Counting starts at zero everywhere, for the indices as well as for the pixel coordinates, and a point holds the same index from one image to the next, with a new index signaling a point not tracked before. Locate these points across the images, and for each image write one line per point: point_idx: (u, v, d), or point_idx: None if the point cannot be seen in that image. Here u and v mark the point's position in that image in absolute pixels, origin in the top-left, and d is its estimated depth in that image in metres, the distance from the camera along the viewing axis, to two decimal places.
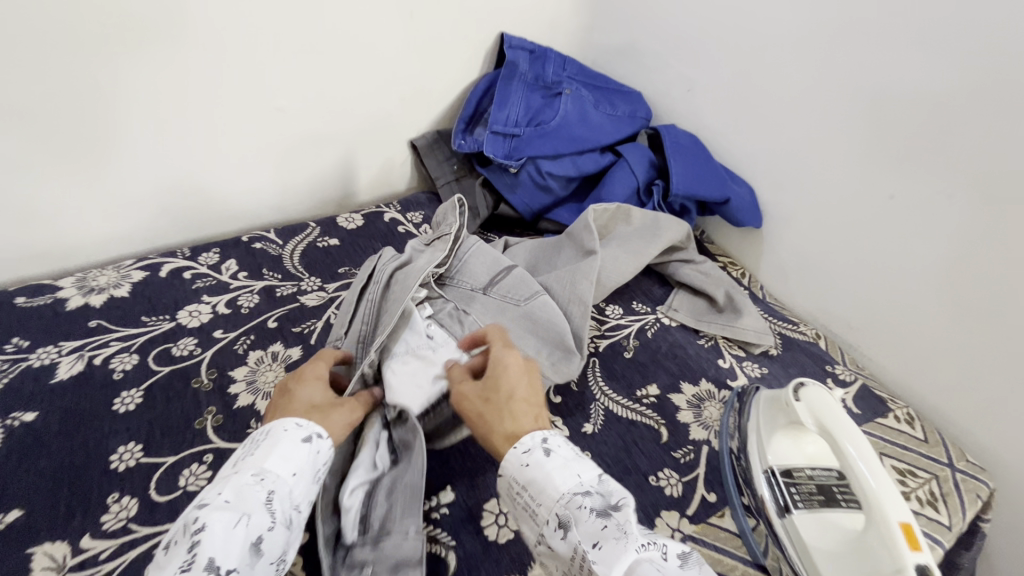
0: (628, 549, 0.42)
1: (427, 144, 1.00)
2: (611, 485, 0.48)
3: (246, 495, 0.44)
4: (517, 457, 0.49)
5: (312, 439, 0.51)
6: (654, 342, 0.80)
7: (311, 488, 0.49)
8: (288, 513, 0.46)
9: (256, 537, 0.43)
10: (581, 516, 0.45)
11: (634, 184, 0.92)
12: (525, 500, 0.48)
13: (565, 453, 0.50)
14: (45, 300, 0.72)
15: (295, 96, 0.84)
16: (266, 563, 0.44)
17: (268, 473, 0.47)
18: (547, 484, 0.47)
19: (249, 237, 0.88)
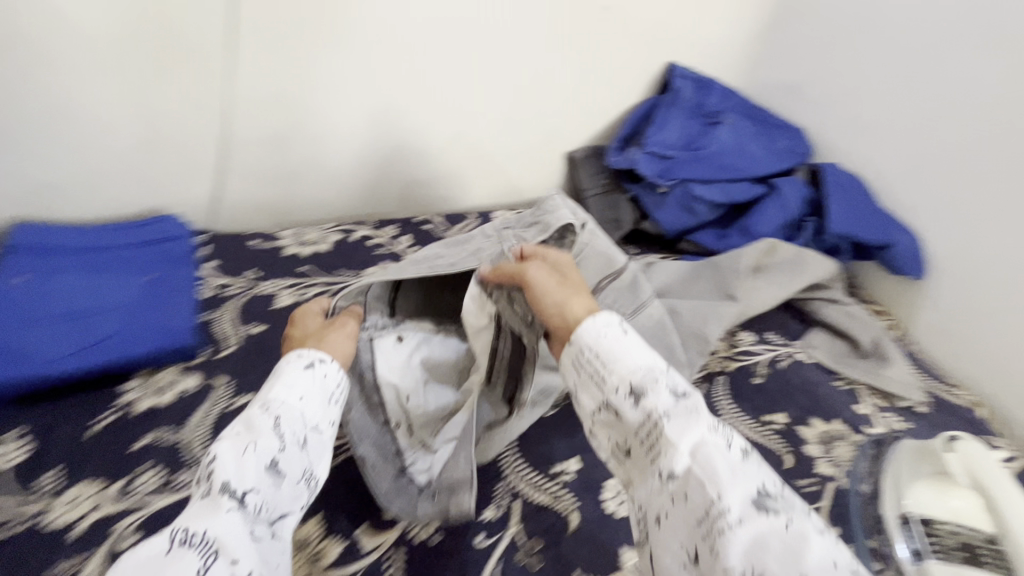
0: (699, 425, 0.44)
1: (583, 157, 1.08)
2: (678, 378, 0.48)
3: (253, 423, 0.48)
4: (594, 329, 0.51)
5: (314, 364, 0.55)
6: (787, 374, 0.80)
7: (326, 410, 0.53)
8: (301, 434, 0.50)
9: (269, 459, 0.47)
10: (656, 388, 0.47)
11: (785, 218, 0.93)
12: (595, 368, 0.50)
13: (637, 339, 0.51)
14: (273, 245, 0.92)
15: (483, 103, 0.98)
16: (289, 482, 0.47)
17: (272, 403, 0.50)
18: (624, 355, 0.49)
19: (420, 220, 1.03)
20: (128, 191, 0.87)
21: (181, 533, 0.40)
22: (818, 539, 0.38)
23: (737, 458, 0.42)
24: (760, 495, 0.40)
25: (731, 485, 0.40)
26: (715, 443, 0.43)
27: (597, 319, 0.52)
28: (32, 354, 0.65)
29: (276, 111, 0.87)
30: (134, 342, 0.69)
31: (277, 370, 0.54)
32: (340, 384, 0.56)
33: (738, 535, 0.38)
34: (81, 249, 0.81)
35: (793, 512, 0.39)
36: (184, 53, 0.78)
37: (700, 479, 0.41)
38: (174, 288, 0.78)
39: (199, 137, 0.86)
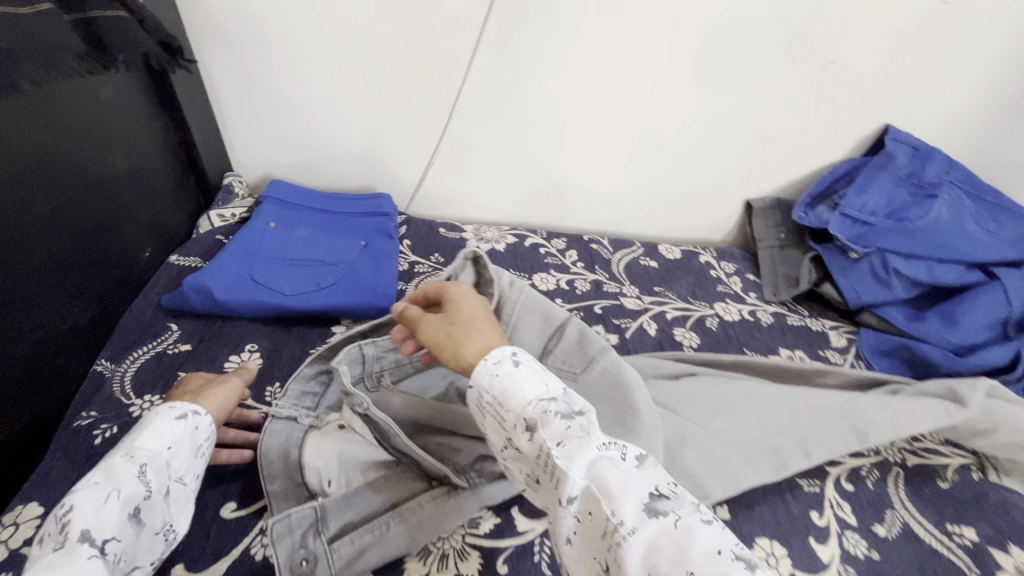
0: (589, 448, 0.46)
1: (763, 207, 1.06)
2: (575, 399, 0.51)
3: (113, 471, 0.49)
4: (488, 371, 0.52)
5: (186, 417, 0.56)
6: (981, 486, 0.70)
7: (191, 461, 0.54)
8: (165, 484, 0.51)
9: (132, 508, 0.48)
10: (545, 419, 0.48)
11: (1003, 314, 0.83)
12: (494, 409, 0.52)
13: (527, 367, 0.53)
14: (457, 236, 1.02)
15: (677, 138, 1.00)
16: (149, 531, 0.49)
17: (139, 453, 0.51)
18: (515, 391, 0.51)
19: (588, 238, 1.07)
20: (357, 165, 1.03)
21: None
22: (705, 530, 0.40)
23: (630, 467, 0.45)
24: (654, 497, 0.43)
25: (623, 498, 0.42)
26: (608, 461, 0.45)
27: (489, 359, 0.54)
28: (274, 289, 0.79)
29: (489, 120, 0.96)
30: (349, 294, 0.81)
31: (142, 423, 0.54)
32: (207, 433, 0.58)
33: (633, 542, 0.40)
34: (313, 210, 0.95)
35: (681, 509, 0.42)
36: (433, 58, 0.89)
37: (596, 493, 0.44)
38: (382, 256, 0.90)
39: (422, 130, 0.98)
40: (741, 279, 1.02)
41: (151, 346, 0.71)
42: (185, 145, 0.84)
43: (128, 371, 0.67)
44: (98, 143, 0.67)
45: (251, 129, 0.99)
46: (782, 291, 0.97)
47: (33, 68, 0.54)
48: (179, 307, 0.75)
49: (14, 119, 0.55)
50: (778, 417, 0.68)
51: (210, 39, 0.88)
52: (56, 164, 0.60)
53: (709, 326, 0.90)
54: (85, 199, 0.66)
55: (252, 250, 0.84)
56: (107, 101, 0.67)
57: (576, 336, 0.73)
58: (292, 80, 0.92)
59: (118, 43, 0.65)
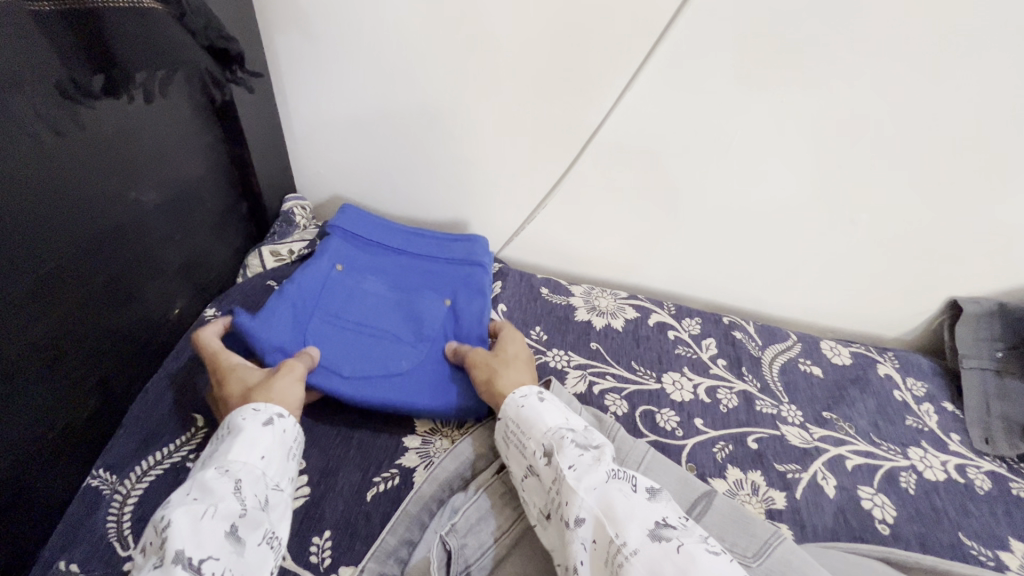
0: (597, 471, 0.44)
1: (978, 314, 0.78)
2: (595, 434, 0.50)
3: (206, 484, 0.41)
4: (512, 402, 0.53)
5: (273, 419, 0.48)
6: None
7: (286, 467, 0.47)
8: (264, 493, 0.43)
9: (230, 525, 0.40)
10: (562, 445, 0.47)
11: None
12: (514, 440, 0.51)
13: (553, 401, 0.54)
14: (563, 301, 0.79)
15: (882, 211, 0.72)
16: (253, 547, 0.40)
17: (233, 460, 0.44)
18: (537, 419, 0.50)
19: (728, 320, 0.83)
20: (447, 194, 0.82)
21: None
22: (709, 559, 0.37)
23: (639, 498, 0.42)
24: (660, 525, 0.39)
25: (627, 521, 0.39)
26: (618, 488, 0.43)
27: (515, 393, 0.54)
28: (331, 369, 0.59)
29: (629, 161, 0.72)
30: (420, 393, 0.60)
31: (230, 429, 0.47)
32: (298, 437, 0.50)
33: (635, 565, 0.37)
34: (388, 246, 0.72)
35: (686, 536, 0.39)
36: (575, 77, 0.66)
37: (604, 519, 0.41)
38: (469, 327, 0.67)
39: (538, 164, 0.75)
40: (938, 409, 0.75)
41: (168, 451, 0.52)
42: (239, 161, 0.63)
43: (131, 493, 0.49)
44: (120, 178, 0.47)
45: (325, 139, 0.79)
46: (1005, 446, 0.70)
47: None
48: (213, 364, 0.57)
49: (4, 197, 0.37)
50: None
51: (287, 25, 0.67)
52: (43, 241, 0.41)
53: (905, 488, 0.65)
54: (92, 259, 0.46)
55: (305, 302, 0.63)
56: (131, 122, 0.47)
57: (731, 508, 0.53)
58: (384, 85, 0.71)
59: (114, 53, 0.43)
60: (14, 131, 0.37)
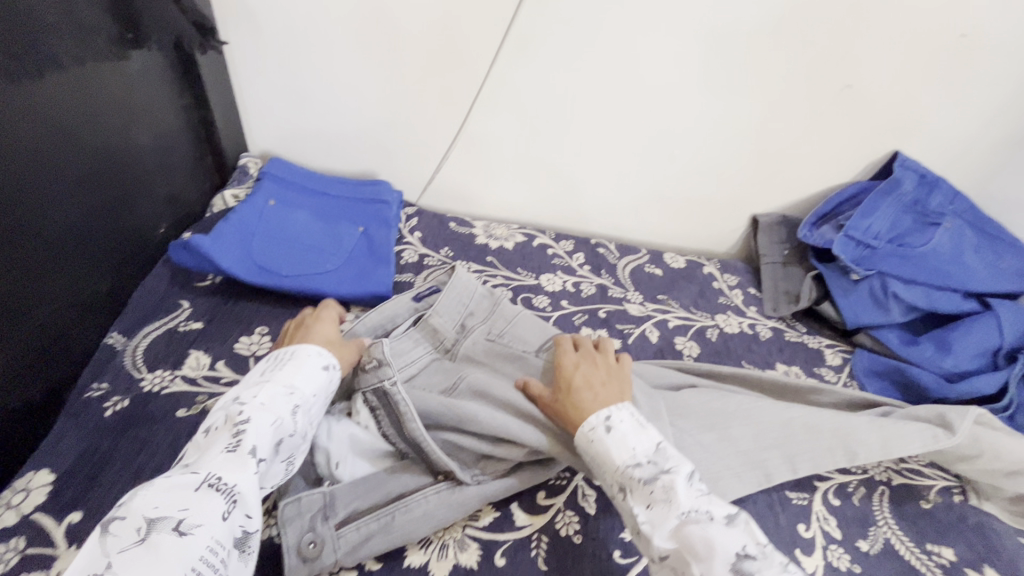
0: (673, 514, 0.52)
1: (768, 223, 1.07)
2: (664, 458, 0.56)
3: (275, 400, 0.55)
4: (583, 437, 0.59)
5: (329, 367, 0.61)
6: (961, 510, 0.72)
7: (323, 409, 0.60)
8: (307, 425, 0.57)
9: (279, 439, 0.53)
10: (635, 485, 0.55)
11: (995, 345, 0.84)
12: (592, 468, 0.59)
13: (619, 427, 0.58)
14: (467, 231, 1.03)
15: (688, 148, 1.01)
16: (279, 461, 0.54)
17: (297, 389, 0.57)
18: (607, 458, 0.57)
19: (595, 241, 1.09)
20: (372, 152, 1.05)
21: (212, 478, 0.47)
22: None
23: (718, 527, 0.51)
24: (739, 557, 0.49)
25: (709, 561, 0.49)
26: (694, 525, 0.51)
27: (584, 423, 0.59)
28: (272, 269, 0.80)
29: (506, 119, 0.97)
30: (341, 284, 0.81)
31: (298, 359, 0.60)
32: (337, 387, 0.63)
33: None
34: (312, 188, 0.94)
35: (766, 568, 0.48)
36: (456, 54, 0.90)
37: (686, 556, 0.50)
38: (379, 243, 0.89)
39: (439, 124, 0.99)
40: (743, 292, 1.04)
41: (164, 321, 0.72)
42: (205, 122, 0.84)
43: (140, 344, 0.68)
44: (126, 116, 0.67)
45: (271, 110, 1.00)
46: (783, 308, 0.99)
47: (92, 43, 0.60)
48: (184, 265, 0.77)
49: (95, 93, 0.62)
50: (771, 428, 0.70)
51: (236, 21, 0.88)
52: (115, 131, 0.66)
53: (709, 337, 0.92)
54: (116, 169, 0.67)
55: (246, 229, 0.83)
56: (132, 78, 0.67)
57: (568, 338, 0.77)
58: (316, 67, 0.93)
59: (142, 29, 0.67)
60: (96, 60, 0.61)
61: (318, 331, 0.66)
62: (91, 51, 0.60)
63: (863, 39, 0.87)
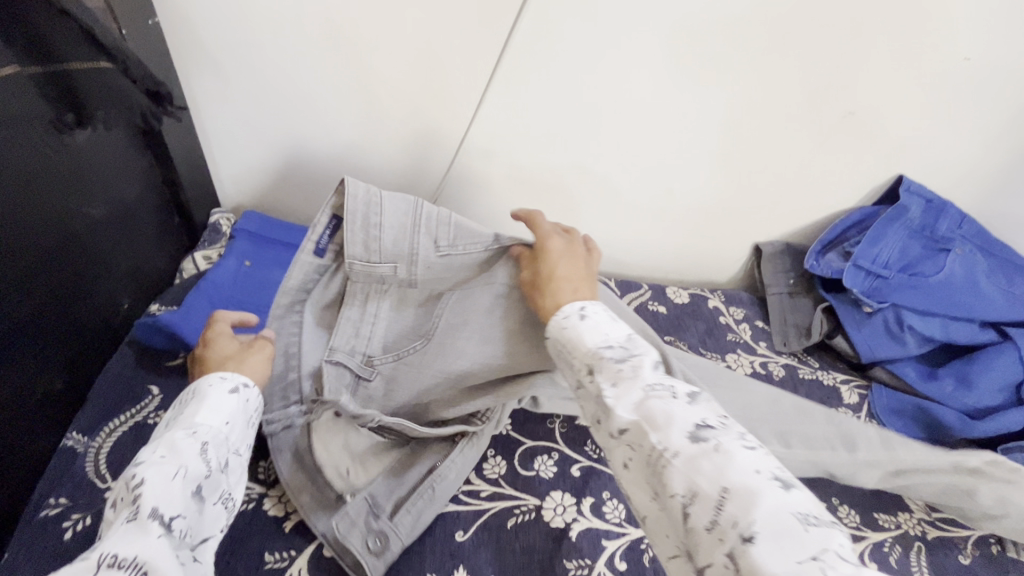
0: (636, 387, 0.49)
1: (772, 251, 1.03)
2: (635, 345, 0.53)
3: (177, 448, 0.49)
4: (557, 324, 0.57)
5: (238, 388, 0.56)
6: (1001, 563, 0.69)
7: (246, 432, 0.55)
8: (225, 457, 0.52)
9: (194, 485, 0.48)
10: (602, 364, 0.51)
11: (1017, 378, 0.81)
12: (564, 357, 0.56)
13: (594, 317, 0.56)
14: None
15: (687, 181, 0.96)
16: (209, 504, 0.49)
17: (202, 425, 0.52)
18: (579, 340, 0.54)
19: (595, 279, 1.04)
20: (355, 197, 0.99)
21: (108, 558, 0.39)
22: (745, 453, 0.42)
23: (681, 402, 0.46)
24: (700, 427, 0.44)
25: (667, 428, 0.44)
26: (656, 397, 0.47)
27: (557, 317, 0.58)
28: None
29: (496, 159, 0.92)
30: None
31: (197, 394, 0.55)
32: (257, 406, 0.58)
33: (677, 464, 0.43)
34: (292, 243, 0.87)
35: (724, 436, 0.43)
36: (439, 96, 0.85)
37: (645, 428, 0.46)
38: None
39: (424, 167, 0.93)
40: (751, 326, 0.99)
41: (130, 414, 0.64)
42: (170, 184, 0.77)
43: (103, 445, 0.61)
44: (76, 196, 0.60)
45: (242, 159, 0.93)
46: (794, 342, 0.95)
47: (29, 134, 0.53)
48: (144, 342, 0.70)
49: (37, 185, 0.55)
50: None
51: (200, 69, 0.82)
52: (64, 219, 0.59)
53: None
54: (67, 255, 0.60)
55: (220, 297, 0.77)
56: (83, 153, 0.60)
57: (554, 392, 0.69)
58: (290, 114, 0.87)
59: None
60: (34, 148, 0.54)
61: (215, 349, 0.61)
62: (27, 142, 0.53)
63: (864, 66, 0.83)
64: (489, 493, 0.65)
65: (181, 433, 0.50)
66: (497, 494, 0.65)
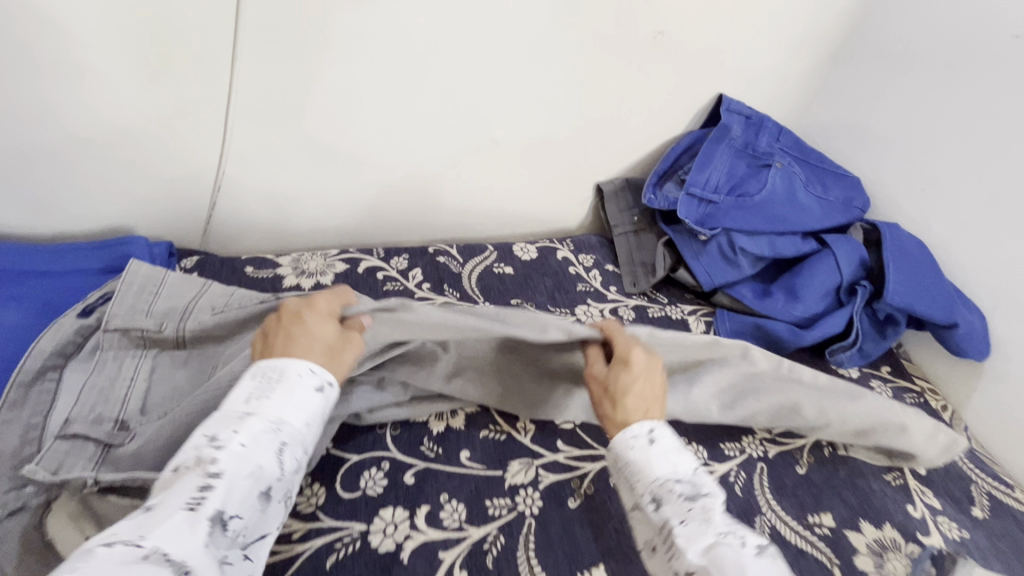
0: (707, 533, 0.46)
1: (612, 190, 0.99)
2: (702, 482, 0.51)
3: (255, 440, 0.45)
4: (623, 443, 0.53)
5: (325, 388, 0.52)
6: (832, 463, 0.72)
7: (319, 435, 0.51)
8: (297, 459, 0.48)
9: (262, 487, 0.44)
10: (670, 499, 0.49)
11: (836, 282, 0.83)
12: (624, 478, 0.53)
13: (666, 442, 0.53)
14: (270, 273, 0.83)
15: (509, 127, 0.88)
16: (276, 506, 0.46)
17: (287, 424, 0.47)
18: (645, 467, 0.52)
19: (434, 249, 0.94)
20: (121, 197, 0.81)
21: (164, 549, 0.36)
22: None
23: (750, 555, 0.44)
24: None
25: None
26: (728, 547, 0.45)
27: (624, 433, 0.54)
28: None
29: (280, 127, 0.78)
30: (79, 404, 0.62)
31: (285, 380, 0.50)
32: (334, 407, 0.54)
33: None
34: (26, 272, 0.69)
35: None
36: (176, 59, 0.68)
37: None
38: None
39: (190, 149, 0.76)
40: (601, 272, 0.95)
41: None
42: None
43: None
44: None
45: None
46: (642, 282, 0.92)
47: None
48: None
49: None
50: None
51: None
52: None
53: None
54: None
55: None
56: None
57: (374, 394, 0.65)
58: None
59: None
60: None
61: (312, 331, 0.54)
62: None
63: None
64: (303, 533, 0.56)
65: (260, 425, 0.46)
66: (313, 531, 0.56)
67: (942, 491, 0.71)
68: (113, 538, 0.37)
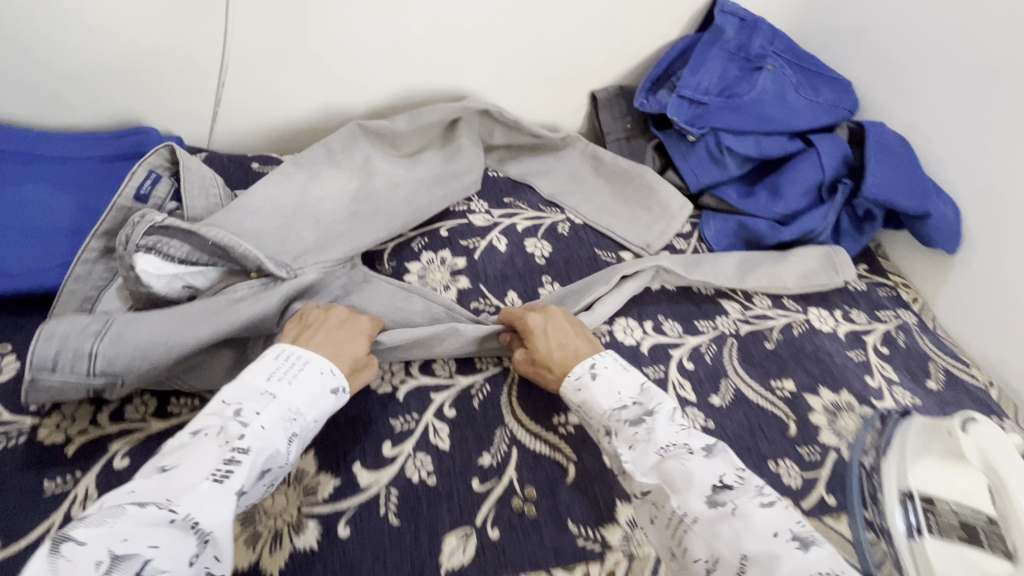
0: (651, 451, 0.51)
1: (607, 97, 1.01)
2: (649, 396, 0.55)
3: (276, 426, 0.49)
4: (568, 386, 0.58)
5: (339, 390, 0.55)
6: (799, 341, 0.78)
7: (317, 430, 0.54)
8: (301, 449, 0.52)
9: (269, 467, 0.48)
10: (620, 424, 0.54)
11: (818, 179, 0.86)
12: (581, 415, 0.59)
13: (605, 375, 0.58)
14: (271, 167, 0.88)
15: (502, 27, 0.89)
16: (269, 485, 0.49)
17: (302, 415, 0.51)
18: (594, 402, 0.56)
19: None
20: None
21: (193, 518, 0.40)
22: (761, 515, 0.44)
23: (698, 458, 0.49)
24: (717, 488, 0.46)
25: (687, 493, 0.47)
26: (674, 459, 0.49)
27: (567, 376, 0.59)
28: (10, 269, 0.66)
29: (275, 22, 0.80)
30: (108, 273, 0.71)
31: (306, 365, 0.54)
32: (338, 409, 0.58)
33: (697, 529, 0.45)
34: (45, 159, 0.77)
35: (739, 496, 0.46)
36: None
37: (666, 491, 0.48)
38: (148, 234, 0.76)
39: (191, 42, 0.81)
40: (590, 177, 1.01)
41: None
42: None
43: None
44: None
45: None
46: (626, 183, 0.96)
47: None
48: None
49: None
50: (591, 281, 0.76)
51: None
52: None
53: (560, 233, 0.88)
54: None
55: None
56: None
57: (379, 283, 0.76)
58: None
59: None
60: None
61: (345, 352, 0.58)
62: None
63: None
64: None
65: (282, 413, 0.50)
66: None
67: (901, 366, 0.77)
68: (139, 495, 0.41)
